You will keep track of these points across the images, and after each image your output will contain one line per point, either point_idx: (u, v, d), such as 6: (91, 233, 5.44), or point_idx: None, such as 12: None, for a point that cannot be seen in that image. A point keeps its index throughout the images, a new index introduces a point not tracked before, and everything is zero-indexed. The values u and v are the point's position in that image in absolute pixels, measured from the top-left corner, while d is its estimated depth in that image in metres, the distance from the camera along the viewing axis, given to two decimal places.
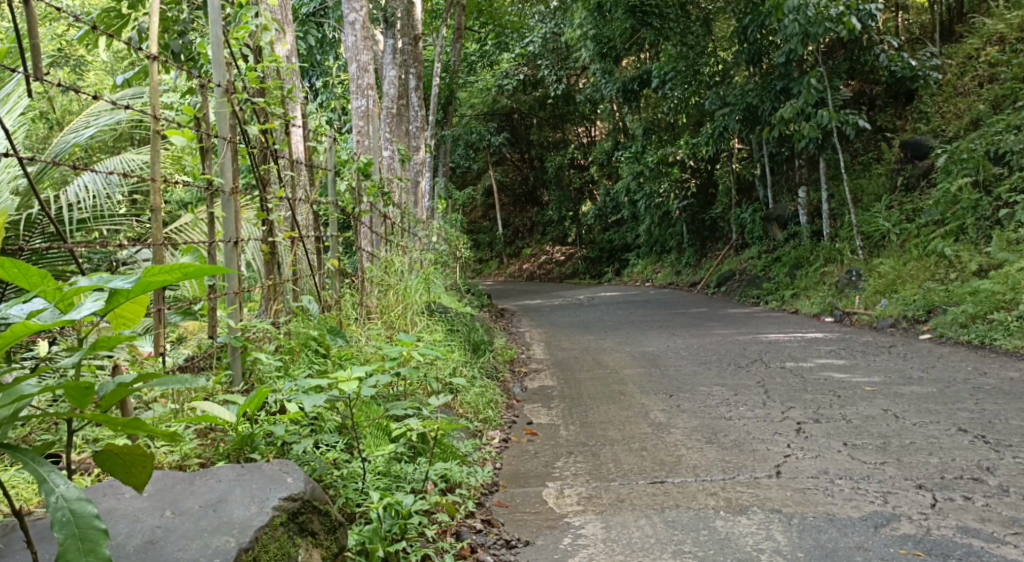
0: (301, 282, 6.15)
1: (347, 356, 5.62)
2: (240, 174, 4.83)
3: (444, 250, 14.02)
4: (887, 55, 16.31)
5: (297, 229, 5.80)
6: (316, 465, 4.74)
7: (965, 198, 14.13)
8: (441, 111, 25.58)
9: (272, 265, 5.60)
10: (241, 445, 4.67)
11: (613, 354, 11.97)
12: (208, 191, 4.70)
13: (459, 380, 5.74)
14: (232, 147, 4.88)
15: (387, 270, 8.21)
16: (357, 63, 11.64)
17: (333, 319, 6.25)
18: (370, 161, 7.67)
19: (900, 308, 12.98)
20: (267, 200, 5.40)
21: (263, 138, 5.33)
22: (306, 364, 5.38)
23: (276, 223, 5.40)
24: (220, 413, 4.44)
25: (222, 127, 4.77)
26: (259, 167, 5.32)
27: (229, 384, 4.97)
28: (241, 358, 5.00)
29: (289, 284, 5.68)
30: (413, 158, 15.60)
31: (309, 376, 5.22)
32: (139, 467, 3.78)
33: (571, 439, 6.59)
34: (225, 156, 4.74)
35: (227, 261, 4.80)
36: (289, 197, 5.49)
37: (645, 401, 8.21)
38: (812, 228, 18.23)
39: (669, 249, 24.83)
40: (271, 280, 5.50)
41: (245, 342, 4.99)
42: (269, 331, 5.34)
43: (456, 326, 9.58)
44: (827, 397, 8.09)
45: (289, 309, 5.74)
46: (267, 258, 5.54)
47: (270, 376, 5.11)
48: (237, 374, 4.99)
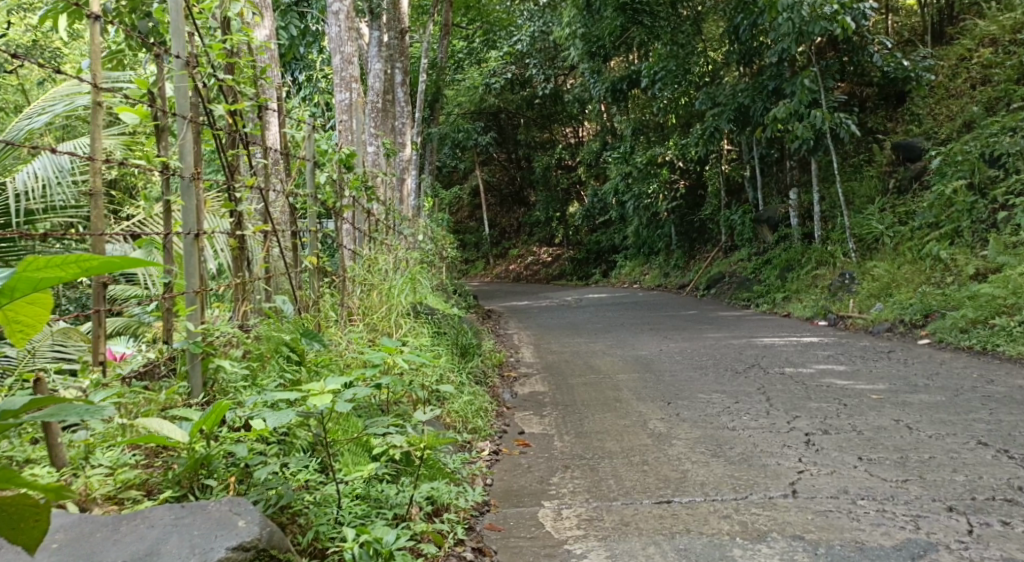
0: (272, 282, 5.71)
1: (324, 362, 5.20)
2: (201, 159, 4.48)
3: (430, 249, 13.55)
4: (881, 56, 15.94)
5: (270, 222, 5.35)
6: (283, 493, 4.33)
7: (959, 201, 13.78)
8: (427, 108, 25.10)
9: (241, 262, 5.12)
10: (194, 467, 4.26)
11: (604, 357, 11.56)
12: (161, 174, 4.32)
13: (447, 389, 5.26)
14: (194, 128, 4.53)
15: (370, 268, 7.76)
16: (340, 55, 11.23)
17: (308, 321, 5.81)
18: (353, 153, 7.22)
19: (897, 313, 12.60)
20: (235, 189, 4.97)
21: (232, 122, 4.93)
22: (277, 373, 4.90)
23: (244, 212, 4.99)
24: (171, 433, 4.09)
25: (181, 104, 4.40)
26: (226, 153, 4.90)
27: (188, 395, 4.58)
28: (200, 368, 4.59)
29: (260, 283, 5.20)
30: (398, 155, 15.11)
31: (279, 387, 4.75)
32: (31, 520, 3.38)
33: (566, 451, 6.16)
34: (185, 137, 4.38)
35: (186, 258, 4.46)
36: (259, 187, 5.08)
37: (643, 408, 7.78)
38: (804, 231, 17.86)
39: (657, 250, 24.46)
40: (238, 280, 5.03)
41: (206, 349, 4.58)
42: (235, 336, 4.90)
43: (443, 329, 9.13)
44: (833, 406, 7.66)
45: (261, 310, 5.30)
46: (236, 255, 5.08)
47: (234, 386, 4.67)
48: (196, 386, 4.59)
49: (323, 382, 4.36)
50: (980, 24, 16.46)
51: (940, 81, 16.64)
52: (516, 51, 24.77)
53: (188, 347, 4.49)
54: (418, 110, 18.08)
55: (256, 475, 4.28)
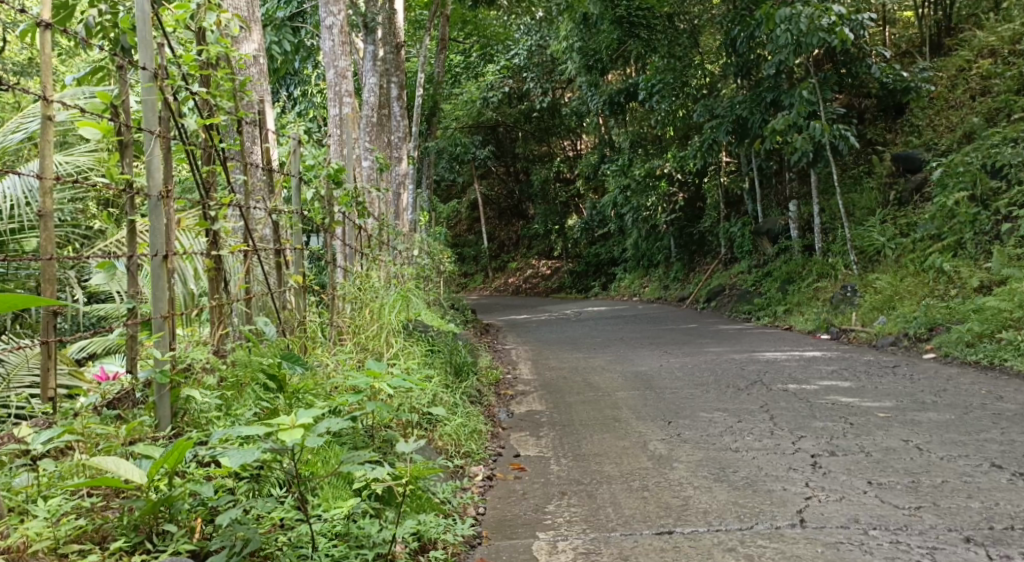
0: (254, 303, 5.48)
1: (305, 388, 4.97)
2: (170, 176, 4.29)
3: (426, 264, 13.33)
4: (880, 67, 15.75)
5: (250, 240, 5.14)
6: (249, 538, 4.11)
7: (962, 213, 13.55)
8: (424, 122, 24.93)
9: (217, 282, 4.91)
10: (151, 511, 4.06)
11: (603, 373, 11.32)
12: (124, 192, 4.15)
13: (435, 413, 5.04)
14: (163, 144, 4.33)
15: (362, 285, 7.53)
16: (334, 69, 11.05)
17: (291, 344, 5.58)
18: (342, 168, 6.98)
19: (900, 326, 12.36)
20: (210, 207, 4.75)
21: (207, 137, 4.73)
22: (251, 402, 4.76)
23: (219, 231, 4.78)
24: (128, 472, 4.01)
25: (149, 119, 4.20)
26: (201, 169, 4.70)
27: (154, 428, 4.38)
28: (169, 399, 4.41)
29: (237, 305, 4.98)
30: (394, 170, 14.89)
31: (254, 418, 4.60)
32: None
33: (563, 476, 5.92)
34: (152, 153, 4.19)
35: (154, 281, 4.26)
36: (236, 205, 4.86)
37: (643, 428, 7.54)
38: (804, 243, 17.63)
39: (656, 263, 24.26)
40: (215, 303, 4.80)
41: (174, 379, 4.38)
42: (209, 362, 4.68)
43: (437, 346, 8.90)
44: (839, 425, 7.42)
45: (240, 334, 5.10)
46: (212, 276, 4.86)
47: (205, 417, 4.52)
48: (163, 418, 4.40)
49: (295, 415, 4.16)
50: (978, 35, 16.33)
51: (940, 91, 16.46)
52: (513, 64, 24.60)
53: (154, 377, 4.28)
54: (414, 124, 17.90)
55: (222, 518, 4.06)
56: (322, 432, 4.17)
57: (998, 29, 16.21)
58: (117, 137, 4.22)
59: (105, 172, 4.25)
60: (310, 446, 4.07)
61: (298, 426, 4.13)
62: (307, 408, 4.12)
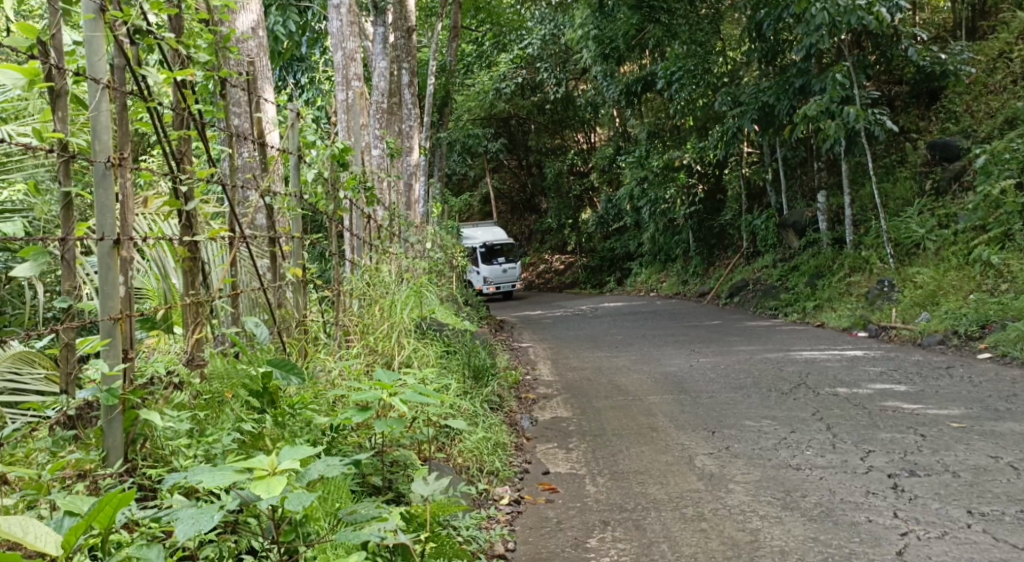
0: (241, 302, 4.68)
1: (300, 403, 4.25)
2: (124, 138, 3.55)
3: (440, 258, 12.44)
4: (917, 51, 14.47)
5: (235, 225, 4.30)
6: None
7: (1009, 202, 12.61)
8: (436, 112, 24.09)
9: (193, 276, 4.08)
10: None
11: (630, 375, 10.45)
12: (59, 155, 3.42)
13: (460, 426, 4.34)
14: (115, 98, 3.59)
15: (371, 280, 6.73)
16: (342, 51, 10.31)
17: (287, 349, 4.79)
18: (348, 147, 5.99)
19: (948, 323, 11.41)
20: (183, 181, 3.95)
21: (179, 96, 3.96)
22: (233, 425, 3.98)
23: (194, 209, 3.98)
24: (55, 538, 3.09)
25: (94, 64, 3.47)
26: (172, 132, 3.91)
27: (101, 462, 3.57)
28: (122, 423, 3.60)
29: (218, 303, 4.13)
30: (405, 159, 13.93)
31: (230, 449, 3.82)
32: None
33: (602, 500, 5.07)
34: (98, 107, 3.47)
35: (103, 272, 3.51)
36: (216, 181, 4.06)
37: (685, 440, 6.69)
38: (834, 235, 16.66)
39: (675, 257, 23.45)
40: (192, 300, 3.99)
41: (127, 399, 3.57)
42: (179, 376, 3.90)
43: (454, 347, 8.05)
44: (910, 438, 6.59)
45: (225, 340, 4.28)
46: (186, 269, 4.05)
47: (168, 447, 3.72)
48: (113, 450, 3.59)
49: (274, 457, 3.46)
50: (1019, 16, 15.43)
51: (979, 75, 15.48)
52: (526, 54, 23.70)
53: (100, 396, 3.48)
54: (426, 114, 16.92)
55: None
56: (310, 478, 3.48)
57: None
58: (47, 84, 3.48)
59: (35, 131, 3.51)
60: (292, 505, 3.37)
61: (279, 473, 3.42)
62: (289, 450, 3.42)
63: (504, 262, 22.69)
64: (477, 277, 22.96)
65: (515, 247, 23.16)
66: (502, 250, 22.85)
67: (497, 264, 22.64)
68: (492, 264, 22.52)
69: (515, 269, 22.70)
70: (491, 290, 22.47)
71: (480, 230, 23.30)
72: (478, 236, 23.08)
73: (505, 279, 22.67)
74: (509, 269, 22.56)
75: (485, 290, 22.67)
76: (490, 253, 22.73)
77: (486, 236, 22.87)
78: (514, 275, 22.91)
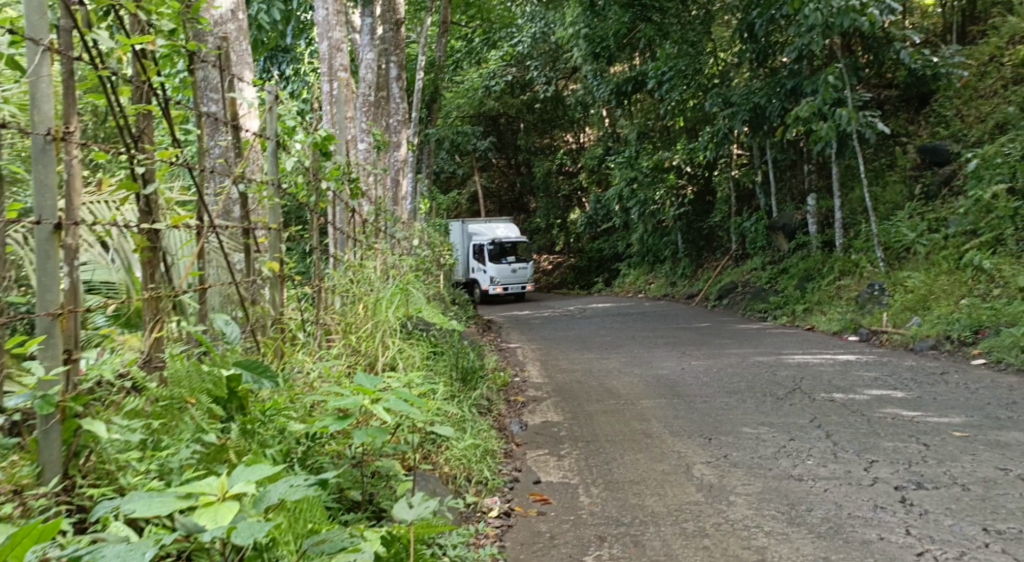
0: (210, 300, 4.43)
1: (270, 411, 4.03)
2: (66, 107, 3.34)
3: (427, 255, 12.13)
4: (909, 54, 14.16)
5: (205, 215, 3.98)
6: None
7: (1000, 207, 12.34)
8: (425, 108, 23.70)
9: (153, 267, 3.76)
10: None
11: (621, 378, 10.17)
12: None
13: (447, 434, 4.09)
14: (62, 66, 3.40)
15: (354, 277, 6.46)
16: (327, 41, 10.00)
17: (262, 353, 4.49)
18: (331, 135, 5.69)
19: (941, 328, 11.16)
20: (140, 161, 3.66)
21: (137, 68, 3.69)
22: (190, 436, 3.70)
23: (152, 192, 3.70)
24: None
25: (33, 25, 3.28)
26: (130, 106, 3.66)
27: (36, 479, 3.30)
28: (59, 435, 3.32)
29: (181, 299, 3.81)
30: (392, 154, 13.61)
31: (184, 465, 3.56)
32: None
33: (596, 513, 4.83)
34: (36, 72, 3.27)
35: (40, 258, 3.30)
36: (179, 163, 3.77)
37: (680, 448, 6.41)
38: (823, 238, 16.39)
39: (663, 259, 23.23)
40: (150, 295, 3.67)
41: (66, 406, 3.31)
42: (131, 378, 3.62)
43: (440, 348, 7.76)
44: (913, 447, 6.33)
45: (192, 340, 3.97)
46: (145, 259, 3.73)
47: (115, 461, 3.44)
48: (49, 465, 3.31)
49: (226, 479, 3.26)
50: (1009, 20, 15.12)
51: (969, 80, 15.28)
52: (516, 51, 23.39)
53: (35, 403, 3.23)
54: (415, 109, 16.51)
55: None
56: (269, 501, 3.26)
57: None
58: None
59: None
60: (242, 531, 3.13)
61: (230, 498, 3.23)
62: (241, 472, 3.22)
63: (514, 262, 20.99)
64: (483, 277, 21.20)
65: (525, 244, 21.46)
66: (511, 248, 21.12)
67: (506, 264, 20.93)
68: (501, 263, 20.80)
69: (526, 270, 21.00)
70: (499, 291, 20.75)
71: (487, 225, 21.58)
72: (486, 232, 21.36)
73: (514, 280, 20.97)
74: (519, 270, 20.84)
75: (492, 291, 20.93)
76: (499, 251, 20.96)
77: (495, 233, 21.15)
78: (523, 275, 21.05)
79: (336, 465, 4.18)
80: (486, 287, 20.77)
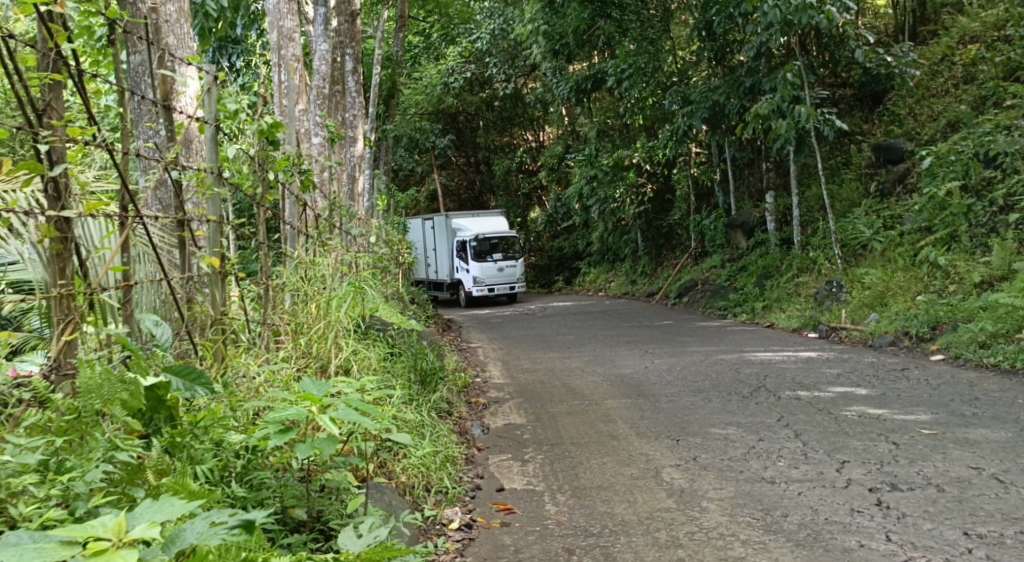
0: (135, 297, 4.11)
1: (199, 421, 3.67)
2: None
3: (384, 253, 11.82)
4: (864, 52, 13.99)
5: (128, 204, 3.68)
6: None
7: (955, 204, 12.20)
8: (383, 104, 23.32)
9: (63, 262, 3.44)
10: None
11: (583, 378, 9.95)
12: None
13: (406, 438, 3.85)
14: None
15: (306, 275, 6.17)
16: (279, 30, 9.70)
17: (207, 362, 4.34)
18: (278, 121, 5.48)
19: (899, 325, 11.01)
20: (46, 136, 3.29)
21: (44, 32, 3.32)
22: (101, 454, 3.31)
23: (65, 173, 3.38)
24: None
25: None
26: (34, 75, 3.30)
27: None
28: None
29: (95, 293, 3.50)
30: (348, 149, 13.31)
31: (91, 490, 3.18)
32: None
33: (563, 523, 4.69)
34: None
35: None
36: (94, 142, 3.43)
37: (647, 451, 6.19)
38: (782, 235, 16.26)
39: (623, 257, 23.09)
40: (62, 291, 3.38)
41: None
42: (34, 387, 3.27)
43: (397, 348, 7.46)
44: (882, 446, 6.14)
45: (109, 341, 3.66)
46: (55, 251, 3.42)
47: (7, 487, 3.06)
48: None
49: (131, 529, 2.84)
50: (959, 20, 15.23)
51: (921, 78, 15.22)
52: (474, 48, 23.08)
53: None
54: (371, 105, 16.18)
55: None
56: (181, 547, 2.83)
57: (981, 14, 14.99)
58: None
59: None
60: None
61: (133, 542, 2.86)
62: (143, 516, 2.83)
63: (500, 259, 19.25)
64: (468, 276, 19.36)
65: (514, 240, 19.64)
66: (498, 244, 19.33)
67: (492, 261, 19.16)
68: (486, 262, 19.04)
69: (515, 268, 19.19)
70: (483, 293, 19.00)
71: (473, 220, 19.82)
72: (470, 226, 19.64)
73: (500, 279, 19.07)
74: (506, 268, 19.03)
75: (477, 292, 19.10)
76: (484, 247, 19.20)
77: (479, 228, 19.41)
78: (512, 274, 19.16)
79: (282, 479, 3.88)
80: (470, 288, 19.06)
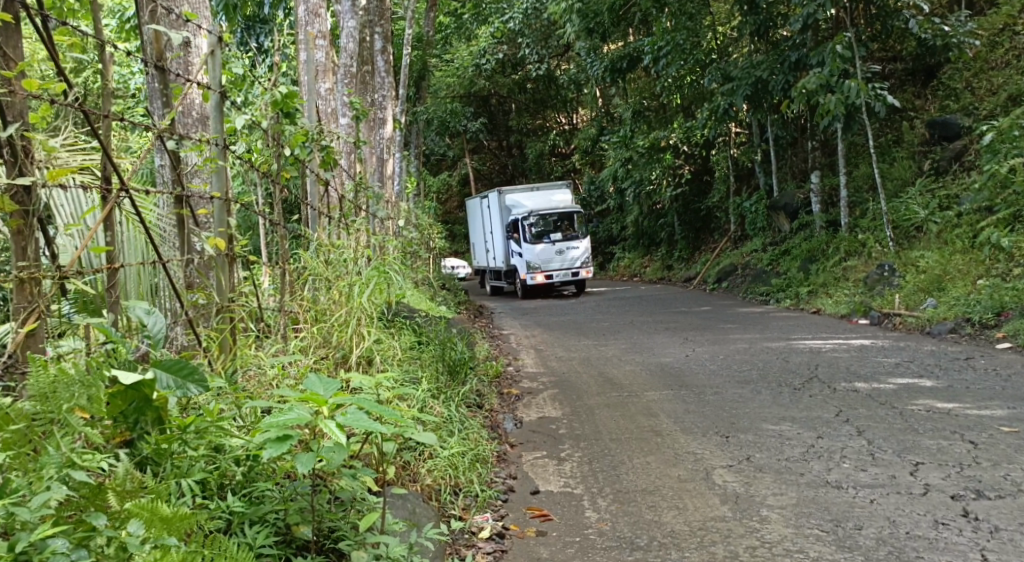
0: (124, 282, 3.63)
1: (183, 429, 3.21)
2: None
3: (415, 237, 11.36)
4: (917, 22, 13.14)
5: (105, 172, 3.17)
6: None
7: (1018, 182, 11.51)
8: (414, 87, 22.79)
9: (23, 241, 3.03)
10: None
11: (623, 367, 9.42)
12: None
13: (430, 438, 3.38)
14: None
15: (325, 258, 5.68)
16: (305, 5, 9.23)
17: (213, 356, 3.91)
18: (294, 92, 4.96)
19: (960, 310, 10.38)
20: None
21: None
22: (55, 472, 2.83)
23: (20, 135, 2.96)
24: None
25: None
26: None
27: None
28: None
29: (59, 274, 3.03)
30: (378, 131, 12.82)
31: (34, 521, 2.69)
32: None
33: (605, 535, 4.19)
34: None
35: None
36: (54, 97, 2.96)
37: (697, 449, 5.65)
38: (828, 218, 15.57)
39: (659, 242, 22.49)
40: (21, 274, 2.95)
41: None
42: None
43: (426, 338, 6.98)
44: (960, 445, 5.57)
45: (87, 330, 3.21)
46: (15, 228, 3.01)
47: None
48: None
49: None
50: None
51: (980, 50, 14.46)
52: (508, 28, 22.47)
53: None
54: (402, 85, 15.70)
55: None
56: None
57: None
58: None
59: None
60: None
61: None
62: None
63: (559, 241, 17.45)
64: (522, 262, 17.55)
65: (575, 218, 17.73)
66: (556, 223, 17.51)
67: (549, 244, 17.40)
68: (543, 245, 17.30)
69: (576, 251, 17.44)
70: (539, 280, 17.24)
71: (528, 195, 18.04)
72: (525, 203, 17.88)
73: (559, 264, 17.33)
74: (565, 251, 17.35)
75: (533, 280, 17.29)
76: (541, 227, 17.43)
77: (535, 204, 17.63)
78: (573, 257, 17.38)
79: (288, 489, 3.45)
80: (525, 275, 17.37)
